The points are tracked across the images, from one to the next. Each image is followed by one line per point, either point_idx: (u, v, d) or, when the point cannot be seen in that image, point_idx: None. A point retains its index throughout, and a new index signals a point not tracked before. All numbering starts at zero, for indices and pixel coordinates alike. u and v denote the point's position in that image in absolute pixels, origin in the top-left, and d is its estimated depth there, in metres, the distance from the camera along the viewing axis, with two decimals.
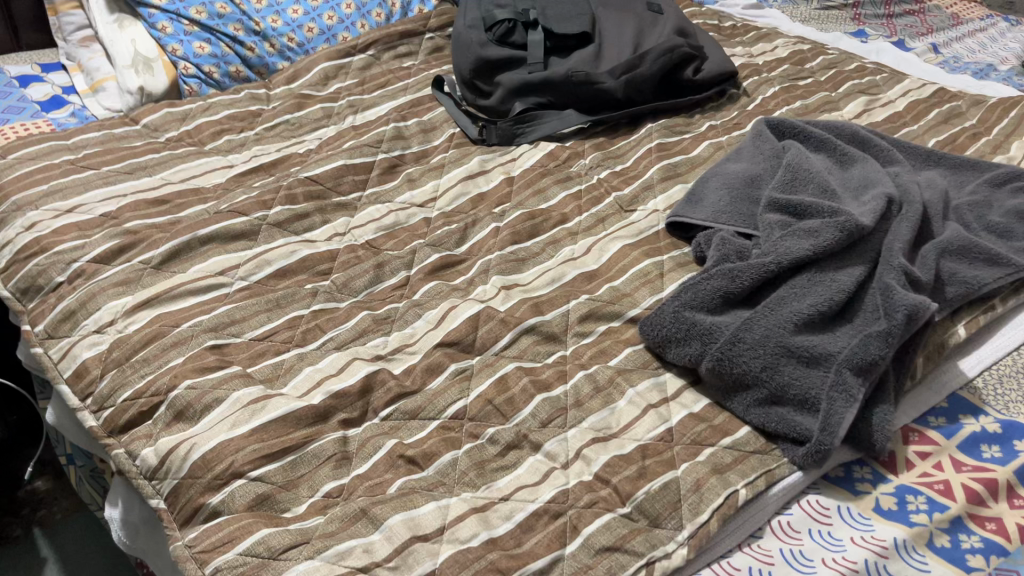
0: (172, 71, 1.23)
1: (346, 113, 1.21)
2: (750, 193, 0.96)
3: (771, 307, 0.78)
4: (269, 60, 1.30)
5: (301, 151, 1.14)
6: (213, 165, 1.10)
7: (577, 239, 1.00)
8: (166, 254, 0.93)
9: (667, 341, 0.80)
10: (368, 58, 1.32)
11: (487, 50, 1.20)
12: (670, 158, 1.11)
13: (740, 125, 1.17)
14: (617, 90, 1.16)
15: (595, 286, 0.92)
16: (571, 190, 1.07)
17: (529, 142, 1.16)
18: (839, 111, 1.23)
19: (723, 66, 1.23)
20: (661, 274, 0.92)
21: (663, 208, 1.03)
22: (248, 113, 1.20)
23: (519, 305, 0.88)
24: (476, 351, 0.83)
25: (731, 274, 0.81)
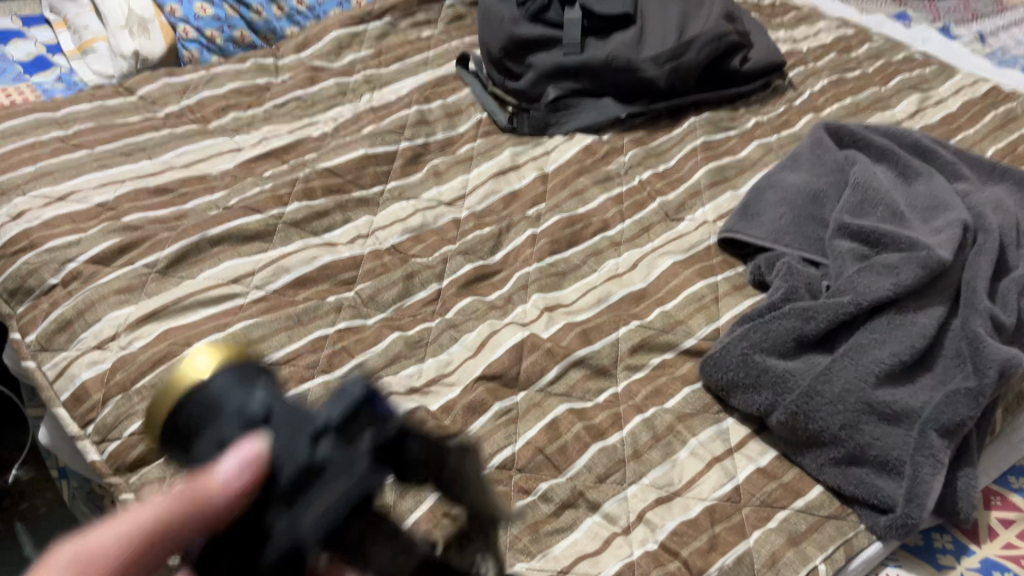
0: (170, 34, 1.12)
1: (363, 91, 1.11)
2: (814, 212, 0.88)
3: (850, 355, 0.72)
4: (277, 25, 1.19)
5: (315, 133, 1.04)
6: (221, 147, 1.00)
7: (621, 251, 0.92)
8: (173, 257, 0.84)
9: (733, 387, 0.73)
10: (384, 26, 1.22)
11: (519, 28, 1.11)
12: (716, 159, 1.03)
13: (788, 123, 1.09)
14: (660, 79, 1.08)
15: (645, 309, 0.84)
16: (611, 192, 0.99)
17: (564, 133, 1.07)
18: (891, 111, 1.15)
19: (772, 56, 1.14)
20: (716, 298, 0.85)
21: (713, 219, 0.95)
22: (256, 87, 1.09)
23: (565, 332, 0.80)
24: (520, 386, 0.76)
25: (805, 315, 0.74)
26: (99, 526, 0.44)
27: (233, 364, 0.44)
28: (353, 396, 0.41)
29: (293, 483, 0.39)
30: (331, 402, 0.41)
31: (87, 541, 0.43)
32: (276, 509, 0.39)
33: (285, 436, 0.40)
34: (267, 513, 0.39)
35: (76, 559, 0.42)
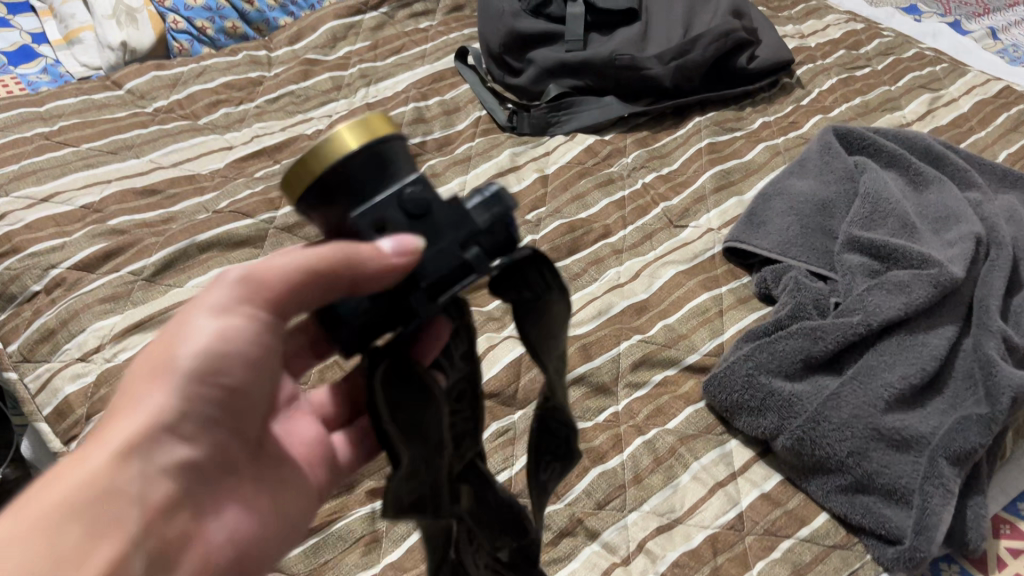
0: (160, 24, 1.09)
1: (358, 85, 1.08)
2: (822, 223, 0.86)
3: (860, 378, 0.69)
4: (270, 15, 1.15)
5: (308, 131, 1.01)
6: (211, 145, 0.97)
7: (622, 259, 0.89)
8: (160, 264, 0.81)
9: (737, 408, 0.71)
10: (380, 16, 1.18)
11: (520, 22, 1.07)
12: (721, 162, 1.00)
13: (796, 124, 1.06)
14: (665, 78, 1.05)
15: (646, 322, 0.82)
16: (613, 197, 0.96)
17: (565, 133, 1.04)
18: (901, 112, 1.12)
19: (781, 53, 1.11)
20: (720, 311, 0.83)
21: (717, 227, 0.92)
22: (248, 81, 1.06)
23: (564, 347, 0.78)
24: (518, 404, 0.73)
25: (813, 334, 0.72)
26: (273, 258, 0.49)
27: (377, 143, 0.43)
28: (498, 208, 0.46)
29: (434, 282, 0.44)
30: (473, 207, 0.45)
31: (262, 264, 0.49)
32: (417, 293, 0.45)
33: (432, 233, 0.44)
34: (408, 294, 0.44)
35: (241, 285, 0.49)
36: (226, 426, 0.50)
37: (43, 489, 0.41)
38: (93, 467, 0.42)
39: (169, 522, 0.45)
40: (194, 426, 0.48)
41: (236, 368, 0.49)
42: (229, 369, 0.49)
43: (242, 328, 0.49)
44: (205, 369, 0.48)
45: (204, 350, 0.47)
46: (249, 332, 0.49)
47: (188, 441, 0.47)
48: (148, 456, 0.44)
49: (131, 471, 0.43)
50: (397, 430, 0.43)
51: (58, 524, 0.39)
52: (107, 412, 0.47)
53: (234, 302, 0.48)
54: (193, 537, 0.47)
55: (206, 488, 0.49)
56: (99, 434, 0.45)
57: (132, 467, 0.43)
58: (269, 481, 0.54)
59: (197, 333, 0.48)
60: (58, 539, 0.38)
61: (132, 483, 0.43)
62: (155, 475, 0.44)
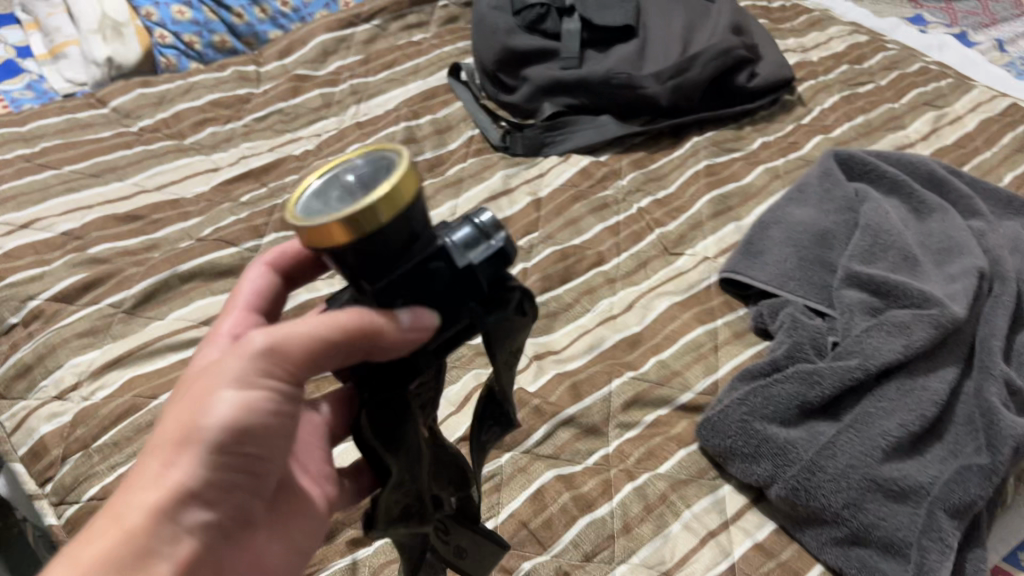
0: (146, 39, 1.06)
1: (348, 103, 1.06)
2: (821, 255, 0.83)
3: (858, 425, 0.67)
4: (259, 28, 1.12)
5: (296, 151, 0.99)
6: (196, 167, 0.94)
7: (616, 288, 0.87)
8: (141, 295, 0.79)
9: (730, 454, 0.69)
10: (373, 29, 1.16)
11: (514, 39, 1.05)
12: (719, 185, 0.98)
13: (796, 145, 1.04)
14: (662, 96, 1.02)
15: (639, 358, 0.80)
16: (608, 221, 0.94)
17: (559, 153, 1.01)
18: (905, 130, 1.09)
19: (782, 71, 1.08)
20: (715, 346, 0.81)
21: (714, 255, 0.90)
22: (235, 99, 1.03)
23: (554, 384, 0.76)
24: (505, 447, 0.71)
25: (809, 379, 0.69)
26: (298, 320, 0.43)
27: (406, 210, 0.40)
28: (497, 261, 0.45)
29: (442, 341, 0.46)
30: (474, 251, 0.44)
31: (290, 332, 0.42)
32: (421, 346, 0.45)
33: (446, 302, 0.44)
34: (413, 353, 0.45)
35: (268, 353, 0.42)
36: (253, 483, 0.45)
37: (67, 562, 0.38)
38: (119, 534, 0.39)
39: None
40: (222, 488, 0.43)
41: (264, 436, 0.43)
42: (258, 438, 0.43)
43: (269, 399, 0.42)
44: (231, 440, 0.42)
45: (228, 422, 0.41)
46: (276, 403, 0.43)
47: (216, 503, 0.43)
48: (176, 520, 0.41)
49: (159, 539, 0.40)
50: (377, 441, 0.46)
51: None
52: (134, 454, 0.43)
53: (258, 373, 0.42)
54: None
55: (233, 538, 0.46)
56: (124, 486, 0.41)
57: (161, 532, 0.40)
58: (286, 509, 0.52)
59: (222, 402, 0.41)
60: None
61: (158, 550, 0.40)
62: (181, 540, 0.41)
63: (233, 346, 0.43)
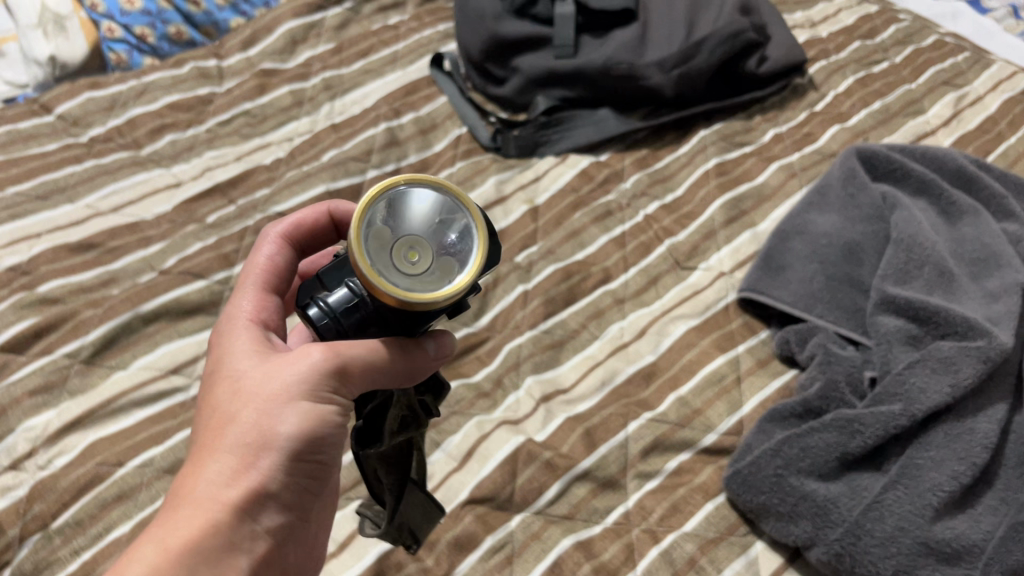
0: (93, 32, 0.96)
1: (322, 99, 0.97)
2: (849, 272, 0.76)
3: (903, 470, 0.61)
4: (219, 16, 1.02)
5: (267, 160, 0.90)
6: (155, 183, 0.85)
7: (625, 310, 0.80)
8: (99, 342, 0.71)
9: (764, 512, 0.63)
10: (344, 13, 1.06)
11: (502, 26, 0.95)
12: (731, 186, 0.90)
13: (811, 136, 0.96)
14: (666, 87, 0.94)
15: (656, 393, 0.73)
16: (613, 232, 0.86)
17: (557, 153, 0.93)
18: (924, 115, 1.02)
19: (793, 53, 1.00)
20: (738, 377, 0.74)
21: (729, 269, 0.83)
22: (196, 99, 0.94)
23: (566, 431, 0.69)
24: (516, 508, 0.64)
25: (849, 428, 0.63)
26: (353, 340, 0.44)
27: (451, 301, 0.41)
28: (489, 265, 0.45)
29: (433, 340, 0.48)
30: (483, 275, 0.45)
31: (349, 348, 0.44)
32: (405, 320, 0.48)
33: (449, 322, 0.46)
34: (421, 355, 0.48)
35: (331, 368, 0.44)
36: (315, 488, 0.48)
37: (156, 544, 0.41)
38: (202, 523, 0.42)
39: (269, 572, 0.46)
40: (292, 488, 0.46)
41: (327, 447, 0.46)
42: (326, 447, 0.46)
43: (335, 410, 0.45)
44: (301, 448, 0.45)
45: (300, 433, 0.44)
46: (338, 417, 0.46)
47: (287, 504, 0.46)
48: (253, 520, 0.44)
49: (239, 534, 0.43)
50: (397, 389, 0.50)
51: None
52: (197, 443, 0.45)
53: (326, 388, 0.44)
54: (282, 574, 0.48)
55: (297, 535, 0.49)
56: (194, 473, 0.44)
57: (244, 524, 0.43)
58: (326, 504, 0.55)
59: (292, 413, 0.44)
60: None
61: (239, 544, 0.43)
62: (256, 535, 0.44)
63: (294, 355, 0.45)
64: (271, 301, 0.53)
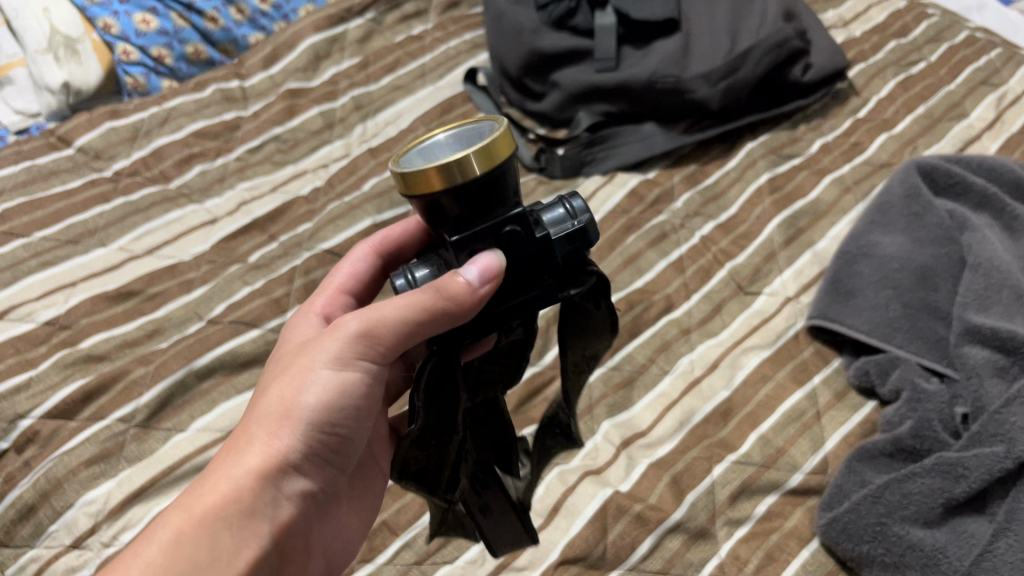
0: (107, 55, 0.90)
1: (353, 120, 0.92)
2: (925, 298, 0.74)
3: (1009, 509, 0.59)
4: (237, 32, 0.96)
5: (304, 190, 0.86)
6: (191, 220, 0.81)
7: (692, 340, 0.77)
8: (154, 404, 0.67)
9: (869, 563, 0.61)
10: (367, 24, 1.01)
11: (541, 39, 0.91)
12: (786, 204, 0.88)
13: (859, 146, 0.94)
14: (713, 100, 0.91)
15: (736, 432, 0.71)
16: (670, 256, 0.83)
17: (602, 171, 0.90)
18: (968, 118, 1.00)
19: (837, 57, 0.97)
20: (818, 413, 0.72)
21: (795, 293, 0.81)
22: (224, 126, 0.89)
23: (652, 480, 0.67)
24: (609, 565, 0.62)
25: (952, 473, 0.61)
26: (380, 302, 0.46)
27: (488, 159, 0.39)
28: (571, 224, 0.45)
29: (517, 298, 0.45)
30: (557, 228, 0.45)
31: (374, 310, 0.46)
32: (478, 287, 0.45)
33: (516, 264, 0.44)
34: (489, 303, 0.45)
35: (355, 340, 0.47)
36: (333, 456, 0.50)
37: (184, 507, 0.43)
38: (227, 489, 0.44)
39: (288, 541, 0.47)
40: (312, 455, 0.48)
41: (347, 417, 0.49)
42: (347, 417, 0.48)
43: (358, 381, 0.47)
44: (321, 417, 0.47)
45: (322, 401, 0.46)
46: (360, 386, 0.48)
47: (307, 471, 0.48)
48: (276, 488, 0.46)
49: (261, 500, 0.45)
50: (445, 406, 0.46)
51: (193, 555, 0.41)
52: (238, 425, 0.48)
53: (350, 359, 0.47)
54: (298, 544, 0.49)
55: (316, 506, 0.51)
56: (228, 446, 0.46)
57: (265, 490, 0.45)
58: (349, 481, 0.57)
59: (314, 384, 0.47)
60: (212, 545, 0.42)
61: (261, 511, 0.45)
62: (277, 501, 0.46)
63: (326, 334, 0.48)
64: (343, 300, 0.58)
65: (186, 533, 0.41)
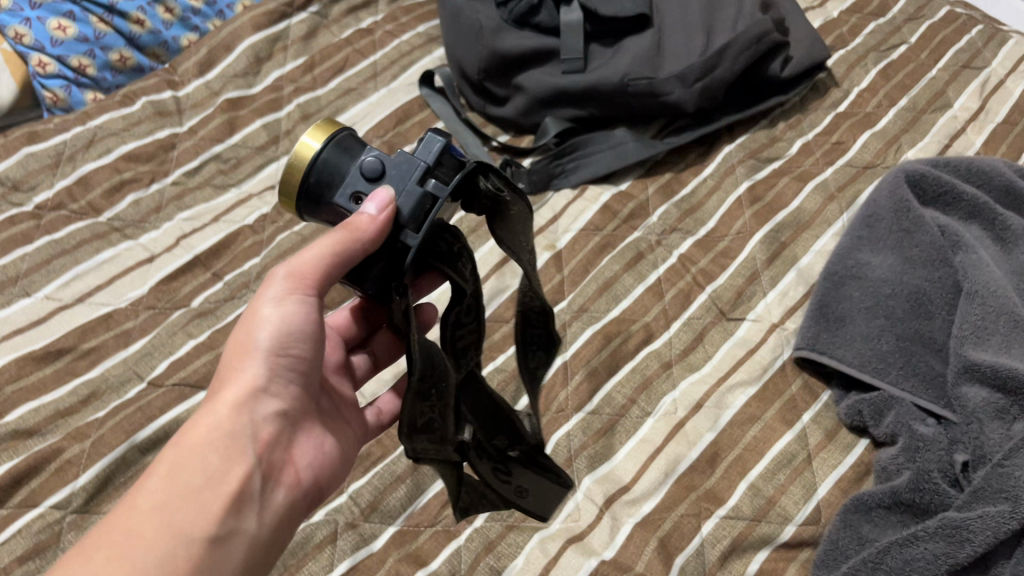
0: (22, 68, 0.81)
1: (301, 132, 0.85)
2: (919, 328, 0.70)
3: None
4: (167, 35, 0.87)
5: (249, 216, 0.78)
6: (125, 260, 0.73)
7: (674, 375, 0.73)
8: (92, 486, 0.60)
9: None
10: (312, 19, 0.93)
11: (503, 39, 0.84)
12: (768, 215, 0.83)
13: (841, 146, 0.89)
14: (688, 102, 0.84)
15: (725, 481, 0.67)
16: (648, 280, 0.78)
17: (572, 185, 0.84)
18: (952, 109, 0.95)
19: (817, 49, 0.91)
20: (809, 456, 0.68)
21: (780, 318, 0.76)
22: (158, 145, 0.81)
23: (640, 543, 0.63)
24: None
25: (956, 535, 0.58)
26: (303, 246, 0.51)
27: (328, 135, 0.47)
28: (437, 146, 0.47)
29: (414, 213, 0.46)
30: (418, 150, 0.47)
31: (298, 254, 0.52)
32: (407, 231, 0.46)
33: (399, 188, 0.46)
34: (398, 235, 0.46)
35: (293, 275, 0.51)
36: (301, 378, 0.54)
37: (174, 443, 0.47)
38: (206, 423, 0.48)
39: (279, 459, 0.51)
40: (279, 384, 0.52)
41: (303, 342, 0.53)
42: (300, 342, 0.52)
43: (304, 310, 0.52)
44: (276, 344, 0.51)
45: (275, 328, 0.51)
46: (305, 316, 0.52)
47: (279, 393, 0.52)
48: (252, 411, 0.49)
49: (240, 424, 0.48)
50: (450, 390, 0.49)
51: (188, 476, 0.45)
52: (215, 376, 0.52)
53: (286, 294, 0.51)
54: (292, 469, 0.52)
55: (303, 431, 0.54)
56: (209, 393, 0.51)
57: (243, 416, 0.49)
58: (335, 417, 0.59)
59: (265, 317, 0.51)
60: (200, 468, 0.45)
61: (241, 433, 0.48)
62: (256, 423, 0.49)
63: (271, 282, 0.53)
64: None
65: (175, 461, 0.45)
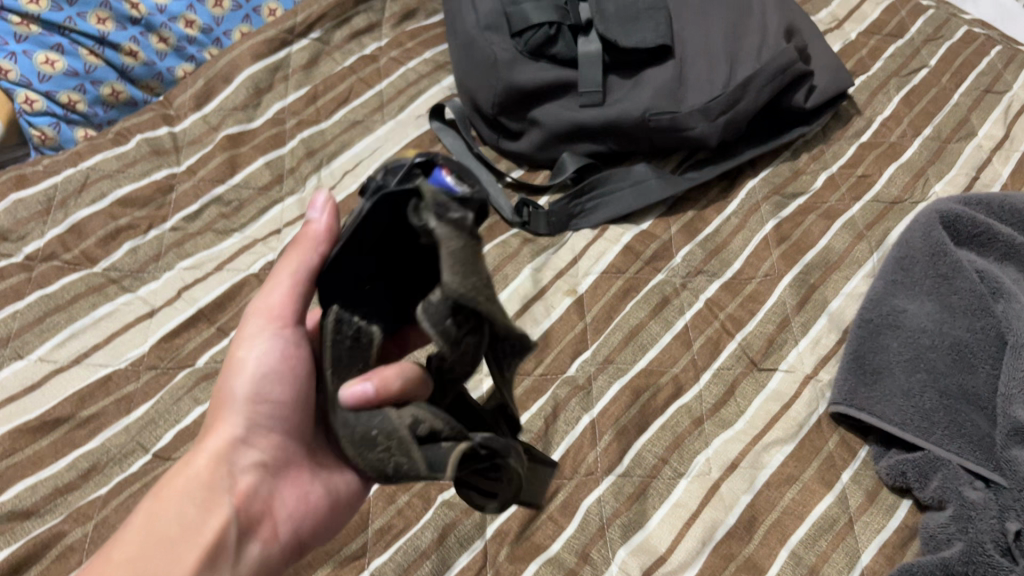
0: (8, 105, 0.76)
1: (306, 170, 0.80)
2: (962, 383, 0.67)
3: None
4: (161, 66, 0.82)
5: (255, 263, 0.74)
6: (124, 316, 0.69)
7: (706, 432, 0.69)
8: None
9: None
10: (314, 47, 0.88)
11: (518, 72, 0.80)
12: (796, 256, 0.80)
13: (867, 178, 0.86)
14: (712, 137, 0.81)
15: (765, 549, 0.64)
16: (674, 327, 0.75)
17: (592, 225, 0.80)
18: (977, 137, 0.92)
19: (840, 77, 0.88)
20: (850, 520, 0.65)
21: (813, 368, 0.73)
22: (156, 187, 0.76)
23: None
24: None
25: None
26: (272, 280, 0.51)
27: None
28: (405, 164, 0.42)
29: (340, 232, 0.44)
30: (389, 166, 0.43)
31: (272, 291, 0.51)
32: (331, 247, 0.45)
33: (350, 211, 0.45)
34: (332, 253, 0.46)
35: (267, 313, 0.50)
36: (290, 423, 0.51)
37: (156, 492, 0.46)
38: (184, 473, 0.47)
39: (261, 511, 0.48)
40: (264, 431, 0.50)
41: (288, 383, 0.50)
42: (280, 385, 0.50)
43: (283, 349, 0.50)
44: (256, 388, 0.49)
45: (254, 370, 0.49)
46: (284, 353, 0.50)
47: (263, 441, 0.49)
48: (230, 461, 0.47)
49: (216, 476, 0.46)
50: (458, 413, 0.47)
51: (162, 530, 0.43)
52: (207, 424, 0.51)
53: (260, 331, 0.50)
54: (272, 522, 0.49)
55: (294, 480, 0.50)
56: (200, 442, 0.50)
57: (222, 467, 0.47)
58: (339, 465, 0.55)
59: (247, 359, 0.50)
60: (174, 518, 0.44)
61: (218, 485, 0.46)
62: (235, 474, 0.47)
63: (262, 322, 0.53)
64: None
65: (150, 510, 0.44)
